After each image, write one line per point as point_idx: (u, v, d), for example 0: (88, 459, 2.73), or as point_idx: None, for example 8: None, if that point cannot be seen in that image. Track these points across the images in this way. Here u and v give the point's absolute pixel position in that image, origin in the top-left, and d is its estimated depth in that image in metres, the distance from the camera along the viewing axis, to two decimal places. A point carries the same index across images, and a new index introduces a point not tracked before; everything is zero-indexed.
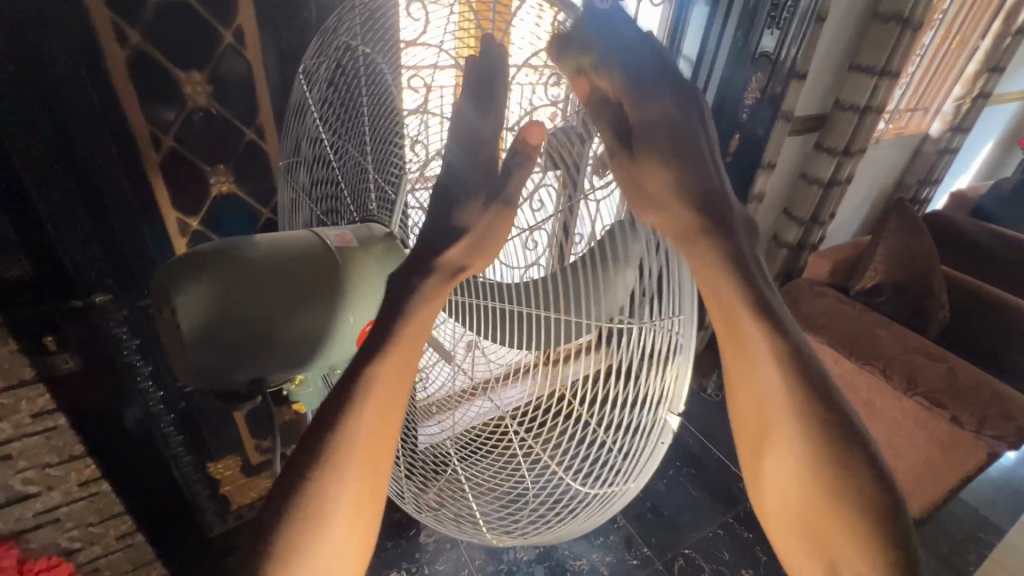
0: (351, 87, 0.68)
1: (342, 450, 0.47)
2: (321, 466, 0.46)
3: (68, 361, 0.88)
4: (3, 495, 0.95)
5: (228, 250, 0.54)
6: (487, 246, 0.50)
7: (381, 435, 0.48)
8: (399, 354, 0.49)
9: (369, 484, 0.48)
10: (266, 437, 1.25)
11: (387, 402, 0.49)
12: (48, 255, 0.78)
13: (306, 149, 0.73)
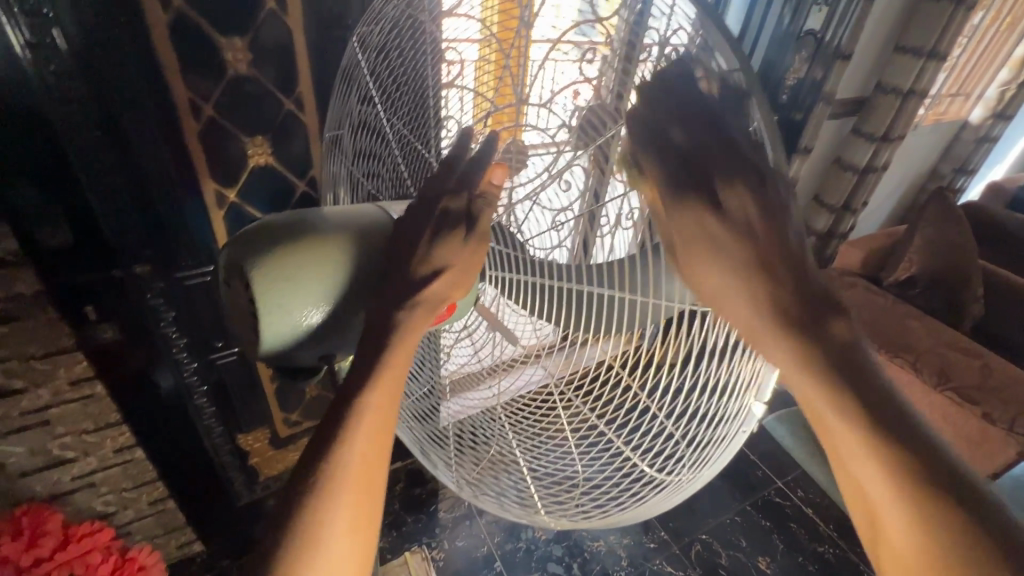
0: (393, 70, 0.66)
1: (338, 476, 0.45)
2: (317, 491, 0.45)
3: (107, 332, 0.89)
4: (42, 457, 0.99)
5: (296, 225, 0.52)
6: (463, 272, 0.51)
7: (374, 455, 0.47)
8: (390, 374, 0.49)
9: (364, 509, 0.46)
10: (294, 411, 1.26)
11: (379, 423, 0.48)
12: (87, 223, 0.77)
13: (347, 120, 0.70)
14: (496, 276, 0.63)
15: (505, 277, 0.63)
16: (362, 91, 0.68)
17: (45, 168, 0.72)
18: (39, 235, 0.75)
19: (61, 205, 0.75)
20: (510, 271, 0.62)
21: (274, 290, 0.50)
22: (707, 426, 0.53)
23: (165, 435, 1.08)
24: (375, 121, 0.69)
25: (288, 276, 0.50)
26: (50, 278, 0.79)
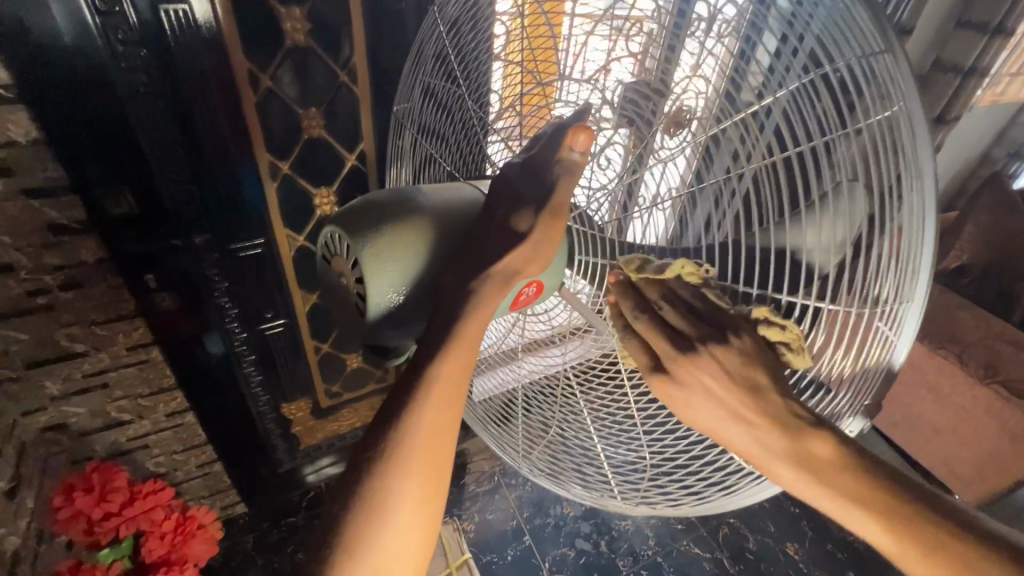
0: (457, 46, 0.67)
1: (406, 447, 0.46)
2: (383, 461, 0.46)
3: (166, 300, 0.93)
4: (101, 418, 1.03)
5: (395, 198, 0.54)
6: (532, 254, 0.51)
7: (444, 428, 0.48)
8: (461, 348, 0.49)
9: (431, 480, 0.47)
10: (334, 382, 1.28)
11: (449, 396, 0.48)
12: (149, 192, 0.80)
13: (416, 98, 0.74)
14: (582, 258, 0.62)
15: (585, 260, 0.62)
16: (436, 58, 0.70)
17: (113, 138, 0.74)
18: (105, 204, 0.78)
19: (127, 174, 0.77)
20: (591, 251, 0.61)
21: (380, 265, 0.52)
22: None
23: (214, 402, 1.12)
24: (439, 97, 0.71)
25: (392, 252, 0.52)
26: (113, 246, 0.83)
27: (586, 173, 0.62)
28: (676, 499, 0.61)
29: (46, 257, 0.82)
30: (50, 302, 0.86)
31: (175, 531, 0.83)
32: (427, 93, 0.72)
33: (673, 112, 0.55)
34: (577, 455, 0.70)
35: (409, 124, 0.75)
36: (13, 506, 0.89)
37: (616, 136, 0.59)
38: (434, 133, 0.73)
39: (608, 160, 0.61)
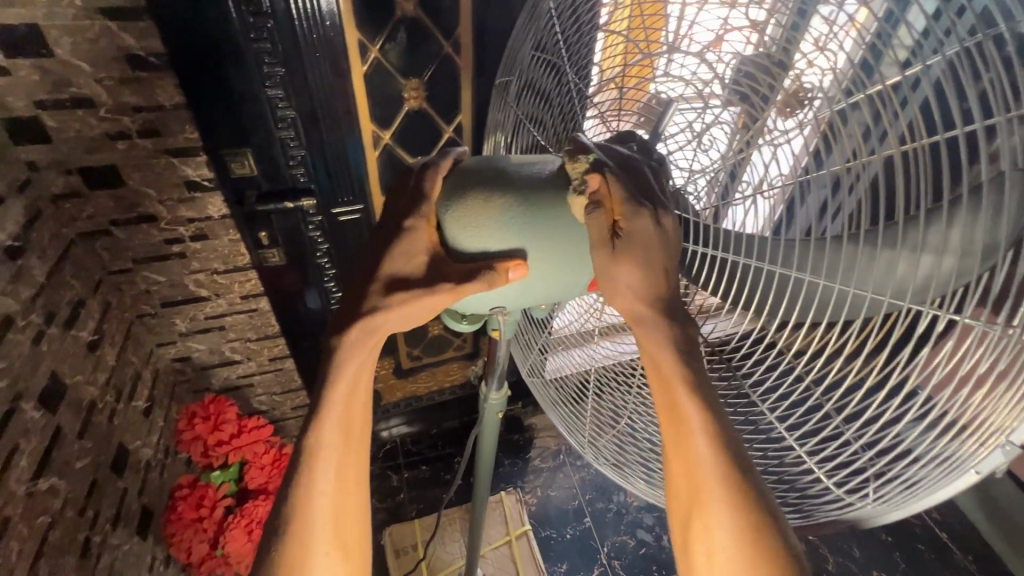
0: (572, 23, 0.67)
1: (305, 531, 0.48)
2: (286, 541, 0.48)
3: (274, 257, 1.01)
4: (218, 356, 1.16)
5: (480, 175, 0.51)
6: (419, 307, 0.50)
7: (358, 388, 0.52)
8: (334, 411, 0.51)
9: (335, 550, 0.49)
10: (416, 347, 1.38)
11: (339, 461, 0.50)
12: (269, 155, 0.87)
13: (519, 69, 0.70)
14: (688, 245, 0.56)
15: (680, 246, 0.57)
16: (535, 39, 0.68)
17: (239, 104, 0.80)
18: (229, 163, 0.86)
19: (249, 138, 0.84)
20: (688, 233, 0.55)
21: (469, 228, 0.50)
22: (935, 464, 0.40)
23: (310, 352, 1.22)
24: (546, 74, 0.70)
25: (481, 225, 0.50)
26: (236, 204, 0.91)
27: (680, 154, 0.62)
28: None
29: (181, 210, 0.92)
30: (183, 250, 0.98)
31: (273, 465, 0.93)
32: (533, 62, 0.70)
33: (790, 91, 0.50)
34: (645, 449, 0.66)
35: (510, 96, 0.72)
36: (148, 422, 1.03)
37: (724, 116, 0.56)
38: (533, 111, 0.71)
39: (710, 141, 0.59)
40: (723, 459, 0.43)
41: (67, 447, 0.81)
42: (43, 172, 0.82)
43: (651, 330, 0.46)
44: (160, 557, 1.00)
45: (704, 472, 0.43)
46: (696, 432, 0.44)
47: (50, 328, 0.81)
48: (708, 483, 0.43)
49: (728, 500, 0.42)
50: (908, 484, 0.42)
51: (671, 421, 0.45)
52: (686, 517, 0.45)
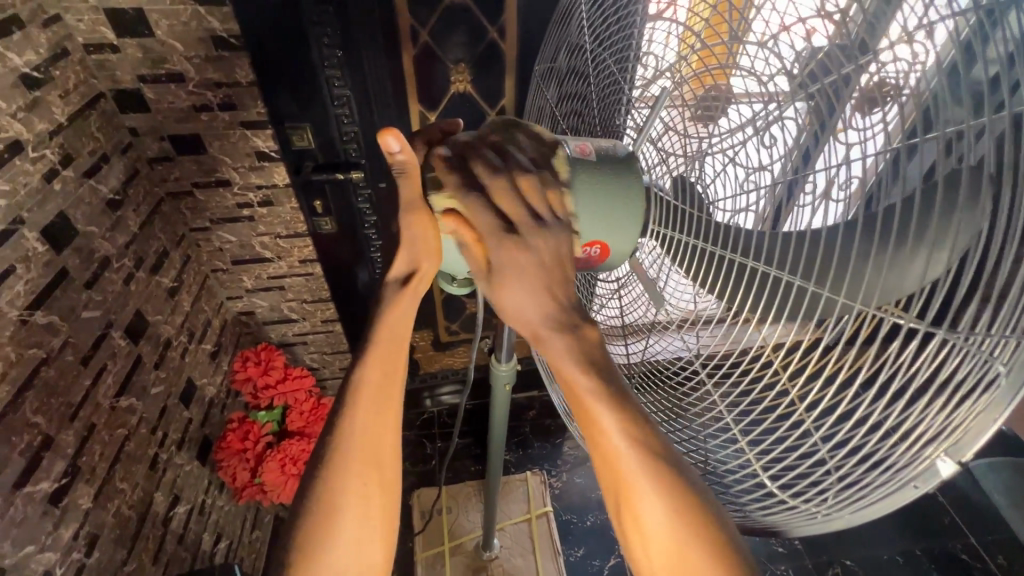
0: (607, 12, 0.70)
1: (343, 459, 0.48)
2: (327, 469, 0.48)
3: (328, 226, 1.11)
4: (277, 313, 1.28)
5: (476, 138, 0.55)
6: (418, 245, 0.55)
7: (393, 347, 0.53)
8: (380, 351, 0.53)
9: (365, 484, 0.48)
10: (454, 322, 1.45)
11: (380, 400, 0.51)
12: (324, 129, 0.96)
13: (563, 58, 0.76)
14: (657, 229, 0.63)
15: (663, 233, 0.62)
16: (574, 35, 0.73)
17: (301, 83, 0.90)
18: (291, 135, 0.96)
19: (307, 113, 0.94)
20: (671, 225, 0.62)
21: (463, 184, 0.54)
22: (884, 471, 0.39)
23: (358, 318, 1.32)
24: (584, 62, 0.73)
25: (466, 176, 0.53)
26: (296, 173, 1.01)
27: (741, 154, 0.57)
28: None
29: (252, 177, 1.03)
30: (252, 214, 1.09)
31: (310, 412, 1.03)
32: (575, 50, 0.74)
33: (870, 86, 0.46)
34: None
35: (552, 88, 0.78)
36: (214, 364, 1.17)
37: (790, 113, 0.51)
38: (572, 104, 0.76)
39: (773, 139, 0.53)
40: (642, 452, 0.44)
41: (145, 374, 0.94)
42: (141, 137, 0.95)
43: (554, 345, 0.49)
44: (215, 484, 1.13)
45: (626, 464, 0.44)
46: (609, 430, 0.45)
47: (138, 271, 0.94)
48: (631, 476, 0.44)
49: (655, 493, 0.43)
50: (859, 487, 0.40)
51: (583, 415, 0.47)
52: (619, 509, 0.46)
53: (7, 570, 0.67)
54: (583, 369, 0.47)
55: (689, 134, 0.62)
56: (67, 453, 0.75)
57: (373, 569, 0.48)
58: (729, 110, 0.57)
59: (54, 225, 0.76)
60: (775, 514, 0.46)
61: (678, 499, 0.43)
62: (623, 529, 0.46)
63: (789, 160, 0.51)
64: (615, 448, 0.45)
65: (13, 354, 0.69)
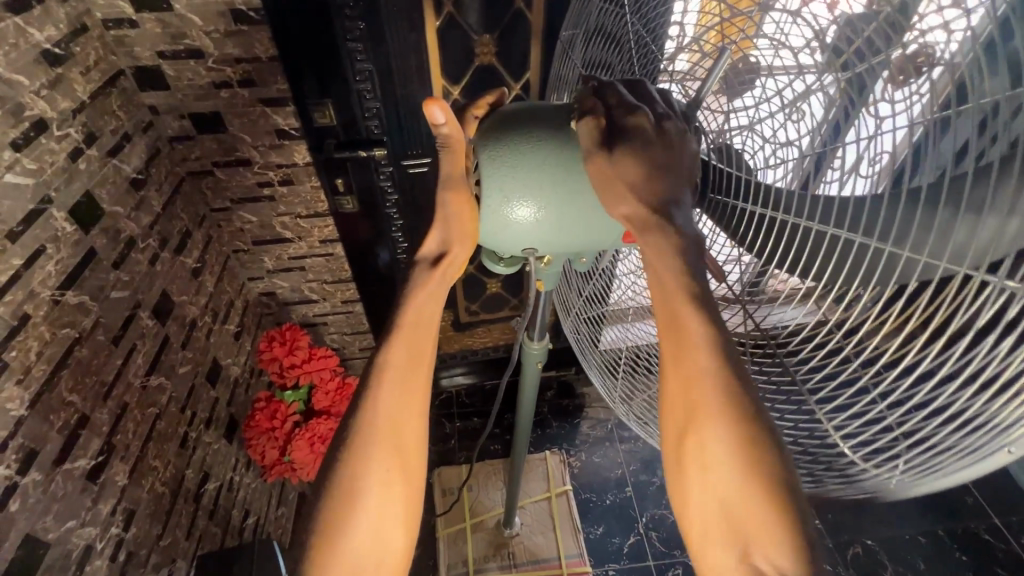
0: None
1: (366, 438, 0.48)
2: (352, 448, 0.48)
3: (349, 204, 1.10)
4: (297, 294, 1.28)
5: (519, 114, 0.55)
6: (458, 226, 0.55)
7: (418, 329, 0.53)
8: (405, 330, 0.52)
9: (389, 465, 0.48)
10: (474, 302, 1.45)
11: (405, 381, 0.51)
12: (346, 105, 0.95)
13: (588, 24, 0.71)
14: (712, 197, 0.60)
15: (715, 199, 0.60)
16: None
17: (323, 57, 0.89)
18: (312, 112, 0.95)
19: (328, 88, 0.92)
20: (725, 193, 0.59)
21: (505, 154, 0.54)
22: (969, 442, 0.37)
23: (378, 298, 1.32)
24: (612, 32, 0.70)
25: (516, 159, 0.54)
26: (318, 151, 1.00)
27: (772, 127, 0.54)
28: None
29: (272, 156, 1.02)
30: (272, 194, 1.08)
31: (336, 391, 1.03)
32: (602, 18, 0.70)
33: (906, 56, 0.42)
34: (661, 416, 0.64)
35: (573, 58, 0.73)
36: (238, 344, 1.18)
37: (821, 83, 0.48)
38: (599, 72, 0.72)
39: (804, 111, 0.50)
40: (724, 381, 0.42)
41: (172, 354, 0.95)
42: (161, 116, 0.94)
43: (657, 253, 0.46)
44: (242, 462, 1.14)
45: (703, 391, 0.42)
46: (699, 350, 0.42)
47: (163, 251, 0.94)
48: (707, 401, 0.41)
49: (727, 426, 0.40)
50: (942, 460, 0.39)
51: (670, 329, 0.44)
52: (681, 440, 0.43)
53: (50, 545, 0.68)
54: (678, 289, 0.44)
55: (716, 107, 0.60)
56: (102, 432, 0.76)
57: (394, 554, 0.47)
58: (757, 84, 0.55)
59: (81, 205, 0.76)
60: (857, 484, 0.44)
61: (749, 441, 0.40)
62: (679, 461, 0.43)
63: (820, 130, 0.49)
64: (696, 370, 0.42)
65: (47, 334, 0.69)
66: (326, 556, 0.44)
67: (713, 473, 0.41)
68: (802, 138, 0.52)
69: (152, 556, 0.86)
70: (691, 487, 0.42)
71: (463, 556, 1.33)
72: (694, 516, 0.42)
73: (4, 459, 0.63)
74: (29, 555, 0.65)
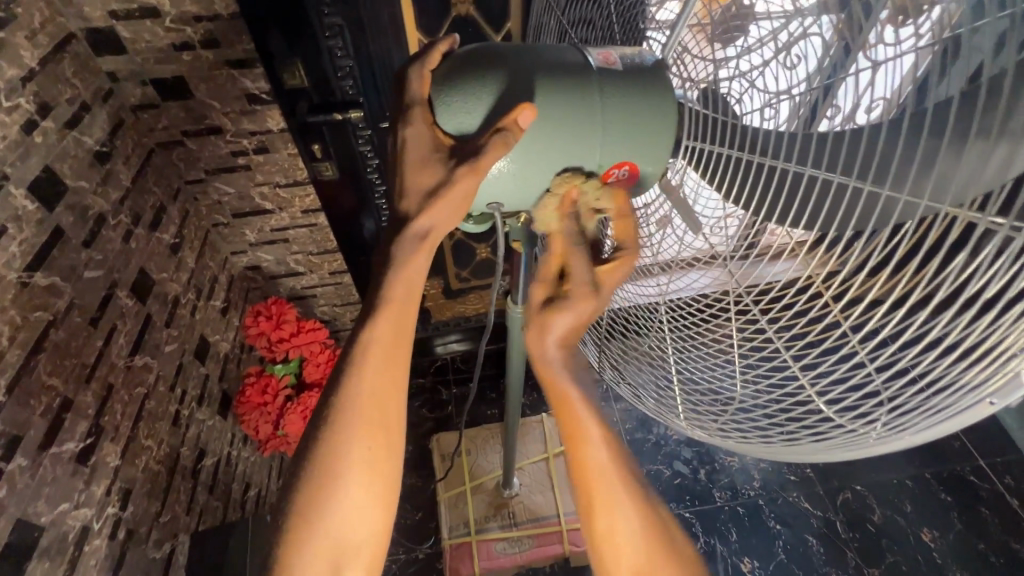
0: None
1: (344, 418, 0.46)
2: (329, 428, 0.46)
3: (329, 170, 1.05)
4: (283, 267, 1.25)
5: (495, 56, 0.52)
6: (457, 205, 0.50)
7: (403, 298, 0.50)
8: (392, 308, 0.49)
9: (367, 446, 0.46)
10: (464, 268, 1.42)
11: (388, 356, 0.49)
12: (318, 66, 0.90)
13: None
14: (690, 143, 0.56)
15: (693, 147, 0.56)
16: None
17: (289, 13, 0.83)
18: (282, 74, 0.90)
19: (297, 48, 0.87)
20: (703, 137, 0.55)
21: (462, 116, 0.51)
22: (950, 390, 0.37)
23: (366, 271, 1.28)
24: None
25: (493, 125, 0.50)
26: (290, 115, 0.95)
27: (761, 75, 0.50)
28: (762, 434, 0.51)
29: (244, 122, 0.97)
30: (248, 163, 1.03)
31: (327, 364, 1.02)
32: None
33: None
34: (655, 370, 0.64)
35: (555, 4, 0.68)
36: (225, 320, 1.15)
37: (818, 23, 0.44)
38: (584, 18, 0.67)
39: (799, 55, 0.46)
40: (620, 468, 0.49)
41: (156, 333, 0.93)
42: (121, 82, 0.88)
43: (550, 355, 0.53)
44: (238, 436, 1.15)
45: (606, 484, 0.48)
46: (593, 443, 0.50)
47: (136, 228, 0.90)
48: (609, 490, 0.48)
49: (633, 513, 0.48)
50: (922, 406, 0.38)
51: (566, 425, 0.51)
52: (590, 530, 0.49)
53: (45, 528, 0.68)
54: (572, 388, 0.52)
55: (703, 55, 0.55)
56: (89, 414, 0.75)
57: (369, 531, 0.46)
58: (750, 27, 0.50)
59: (42, 182, 0.72)
60: (828, 440, 0.44)
61: (649, 519, 0.48)
62: (593, 548, 0.49)
63: (820, 72, 0.45)
64: (596, 461, 0.49)
65: (19, 318, 0.67)
66: (303, 535, 0.45)
67: (624, 558, 0.47)
68: (793, 86, 0.48)
69: (153, 533, 0.86)
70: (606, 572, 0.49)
71: (465, 518, 1.36)
72: None
73: None
74: (23, 539, 0.65)
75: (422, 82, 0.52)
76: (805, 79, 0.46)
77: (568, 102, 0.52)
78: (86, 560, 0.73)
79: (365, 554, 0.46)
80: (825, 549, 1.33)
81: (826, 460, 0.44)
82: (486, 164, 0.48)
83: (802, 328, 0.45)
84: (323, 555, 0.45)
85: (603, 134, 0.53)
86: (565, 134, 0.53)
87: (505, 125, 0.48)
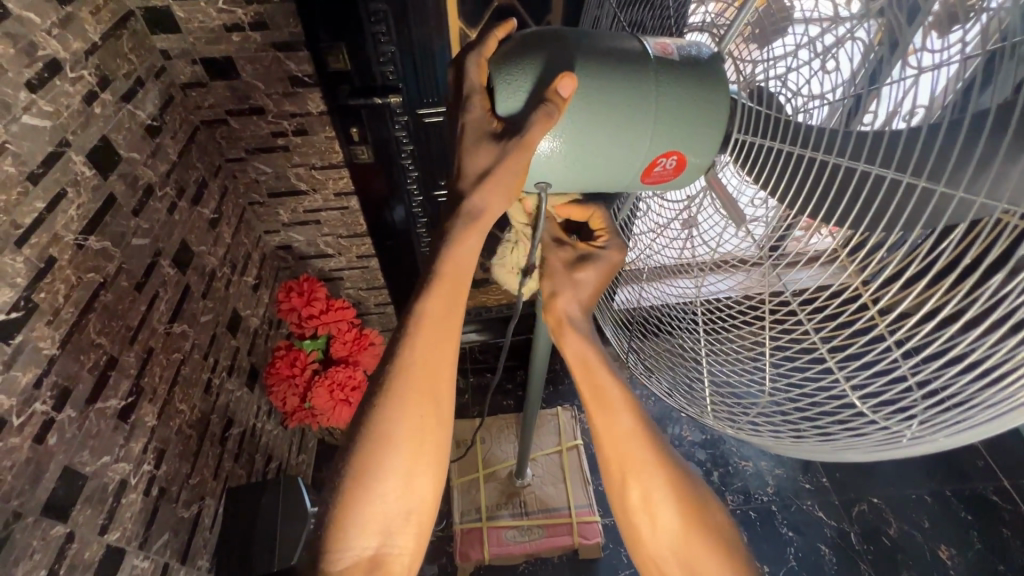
0: None
1: (398, 386, 0.49)
2: (381, 403, 0.49)
3: (364, 154, 1.08)
4: (313, 248, 1.29)
5: (550, 39, 0.53)
6: (507, 182, 0.52)
7: (455, 275, 0.52)
8: (444, 282, 0.52)
9: (418, 414, 0.49)
10: (489, 259, 1.45)
11: (439, 329, 0.51)
12: (360, 51, 0.94)
13: None
14: (739, 137, 0.56)
15: (743, 140, 0.56)
16: None
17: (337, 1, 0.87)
18: (328, 59, 0.93)
19: (342, 34, 0.91)
20: (753, 130, 0.55)
21: (511, 95, 0.53)
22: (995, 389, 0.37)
23: (393, 254, 1.31)
24: None
25: (539, 97, 0.52)
26: (331, 98, 0.98)
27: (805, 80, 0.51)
28: (779, 431, 0.53)
29: (286, 104, 1.00)
30: (287, 144, 1.07)
31: (353, 342, 1.06)
32: None
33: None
34: (683, 368, 0.65)
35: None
36: (257, 296, 1.19)
37: (859, 30, 0.45)
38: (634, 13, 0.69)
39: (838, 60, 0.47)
40: (648, 434, 0.55)
41: (194, 303, 0.96)
42: (173, 61, 0.92)
43: (568, 333, 0.64)
44: (264, 409, 1.19)
45: (636, 448, 0.55)
46: (620, 412, 0.56)
47: (181, 201, 0.94)
48: (639, 454, 0.54)
49: (661, 475, 0.53)
50: (964, 407, 0.38)
51: (594, 397, 0.58)
52: (623, 492, 0.55)
53: (88, 477, 0.72)
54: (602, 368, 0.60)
55: (744, 58, 0.57)
56: (131, 373, 0.78)
57: (422, 501, 0.49)
58: (791, 32, 0.51)
59: (99, 150, 0.76)
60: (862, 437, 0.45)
61: (675, 479, 0.54)
62: (626, 509, 0.55)
63: (854, 82, 0.47)
64: (624, 427, 0.56)
65: (73, 278, 0.70)
66: (357, 504, 0.47)
67: (657, 515, 0.53)
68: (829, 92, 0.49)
69: (182, 493, 0.90)
70: (641, 529, 0.54)
71: (476, 504, 1.38)
72: (654, 554, 0.54)
73: (41, 396, 0.65)
74: (69, 486, 0.69)
75: (479, 70, 0.53)
76: (839, 86, 0.48)
77: (625, 87, 0.53)
78: (122, 512, 0.77)
79: (414, 520, 0.48)
80: (838, 559, 1.32)
81: (861, 457, 0.45)
82: (534, 139, 0.50)
83: (834, 312, 0.46)
84: (375, 520, 0.47)
85: (654, 122, 0.54)
86: (616, 120, 0.54)
87: (548, 98, 0.50)
